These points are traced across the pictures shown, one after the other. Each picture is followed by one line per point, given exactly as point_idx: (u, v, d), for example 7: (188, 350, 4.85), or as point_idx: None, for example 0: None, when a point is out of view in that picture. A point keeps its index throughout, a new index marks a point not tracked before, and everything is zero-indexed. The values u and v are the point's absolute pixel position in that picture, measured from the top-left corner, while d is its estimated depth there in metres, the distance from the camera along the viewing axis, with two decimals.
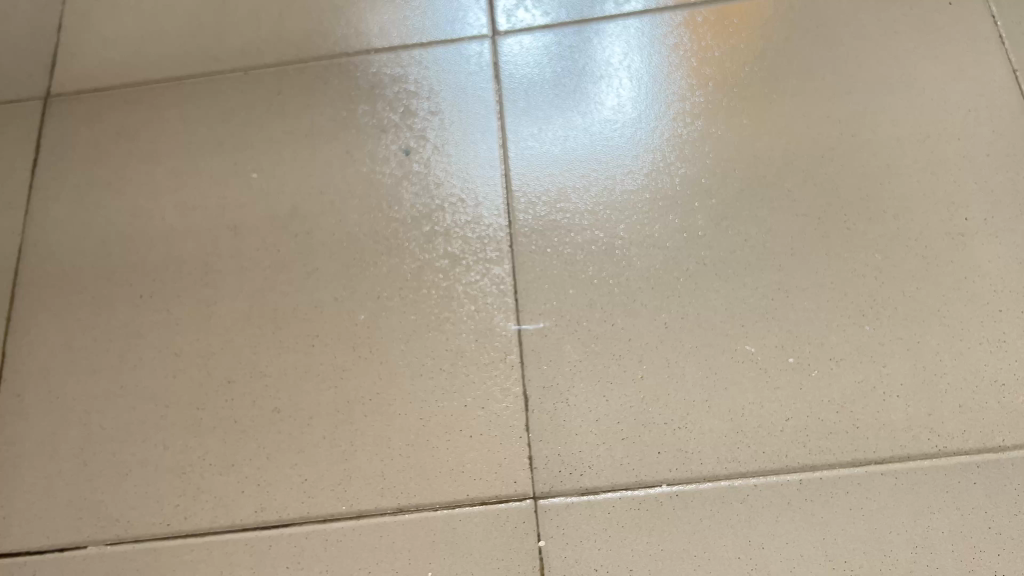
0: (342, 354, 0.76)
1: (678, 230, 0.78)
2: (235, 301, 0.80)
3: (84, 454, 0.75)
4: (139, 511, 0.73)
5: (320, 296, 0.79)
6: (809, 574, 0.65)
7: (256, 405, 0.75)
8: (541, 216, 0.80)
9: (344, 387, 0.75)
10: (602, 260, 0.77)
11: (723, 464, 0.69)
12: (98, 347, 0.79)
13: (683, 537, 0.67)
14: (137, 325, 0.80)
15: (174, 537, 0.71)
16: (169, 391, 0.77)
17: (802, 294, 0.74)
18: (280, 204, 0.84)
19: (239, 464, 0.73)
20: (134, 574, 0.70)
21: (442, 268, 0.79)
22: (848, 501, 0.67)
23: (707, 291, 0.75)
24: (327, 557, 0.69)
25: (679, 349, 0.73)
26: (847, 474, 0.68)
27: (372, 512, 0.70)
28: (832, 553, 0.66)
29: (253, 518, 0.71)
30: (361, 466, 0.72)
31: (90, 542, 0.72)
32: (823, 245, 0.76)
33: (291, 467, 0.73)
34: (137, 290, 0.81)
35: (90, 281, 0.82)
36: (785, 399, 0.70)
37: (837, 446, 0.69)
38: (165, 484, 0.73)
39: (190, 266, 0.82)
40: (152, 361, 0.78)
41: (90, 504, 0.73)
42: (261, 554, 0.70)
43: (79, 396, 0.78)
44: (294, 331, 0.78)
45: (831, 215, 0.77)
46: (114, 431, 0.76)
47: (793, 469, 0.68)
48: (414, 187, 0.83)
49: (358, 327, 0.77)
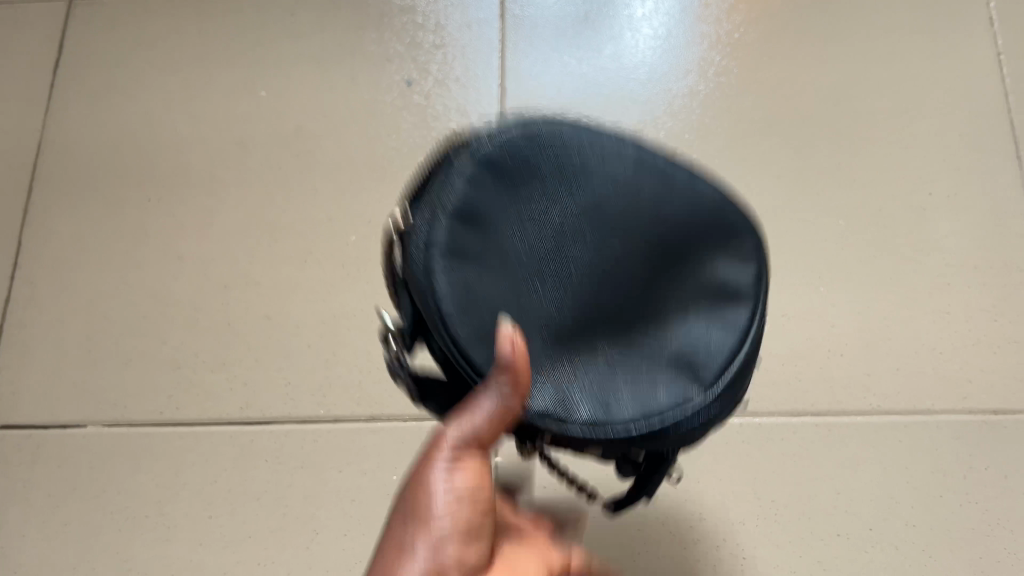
0: (332, 270, 0.82)
1: None
2: (236, 213, 0.85)
3: (89, 342, 0.82)
4: (135, 397, 0.79)
5: (316, 214, 0.84)
6: (737, 509, 0.71)
7: (250, 311, 0.81)
8: None
9: (331, 303, 0.81)
10: None
11: None
12: (108, 244, 0.85)
13: None
14: (144, 227, 0.85)
15: (167, 425, 0.78)
16: (170, 291, 0.83)
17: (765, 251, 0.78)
18: (285, 123, 0.88)
19: (229, 364, 0.80)
20: (128, 453, 0.77)
21: None
22: (783, 446, 0.72)
23: None
24: (303, 455, 0.76)
25: None
26: (785, 422, 0.73)
27: (347, 418, 0.77)
28: (761, 492, 0.71)
29: (239, 413, 0.78)
30: (340, 375, 0.78)
31: (89, 422, 0.79)
32: (792, 206, 0.80)
33: (277, 370, 0.79)
34: (146, 194, 0.87)
35: (102, 181, 0.88)
36: None
37: (778, 395, 0.74)
38: (160, 376, 0.80)
39: (196, 175, 0.87)
40: (156, 261, 0.84)
41: (91, 388, 0.80)
42: (243, 447, 0.77)
43: (87, 288, 0.84)
44: (289, 245, 0.83)
45: (803, 178, 0.81)
46: (118, 323, 0.82)
47: (735, 413, 0.73)
48: (413, 117, 0.87)
49: (349, 248, 0.82)
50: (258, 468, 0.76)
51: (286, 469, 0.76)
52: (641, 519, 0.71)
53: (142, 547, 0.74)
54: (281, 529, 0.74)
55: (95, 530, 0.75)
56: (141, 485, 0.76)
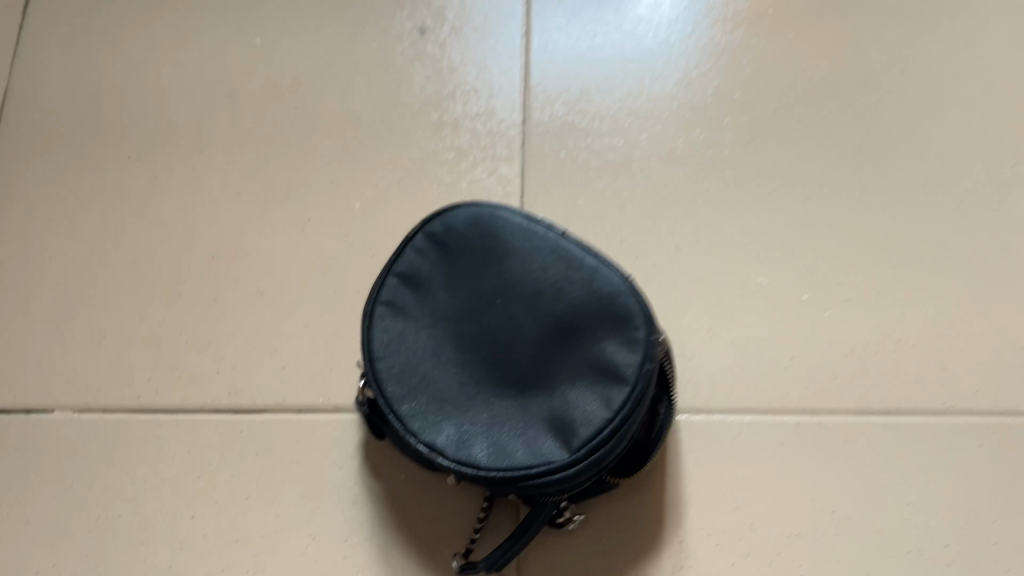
0: (333, 241, 0.72)
1: (704, 145, 0.72)
2: (226, 174, 0.75)
3: (58, 316, 0.72)
4: (110, 380, 0.70)
5: (316, 177, 0.75)
6: (793, 520, 0.63)
7: (240, 285, 0.72)
8: (557, 117, 0.74)
9: (332, 277, 0.71)
10: (618, 170, 0.72)
11: (717, 399, 0.65)
12: (81, 206, 0.76)
13: (668, 470, 0.64)
14: (122, 188, 0.76)
15: (144, 411, 0.69)
16: (150, 261, 0.73)
17: (825, 227, 0.69)
18: (282, 74, 0.78)
19: (216, 344, 0.70)
20: (99, 444, 0.68)
21: (446, 161, 0.74)
22: (844, 449, 0.64)
23: (727, 214, 0.70)
24: (299, 449, 0.67)
25: (687, 275, 0.68)
26: (848, 422, 0.65)
27: (350, 408, 0.68)
28: (820, 501, 0.63)
29: (227, 400, 0.69)
30: (341, 359, 0.69)
31: (58, 407, 0.70)
32: (856, 177, 0.70)
33: (270, 352, 0.70)
34: (125, 151, 0.77)
35: (76, 136, 0.78)
36: (792, 336, 0.66)
37: (840, 390, 0.65)
38: (138, 356, 0.71)
39: (182, 131, 0.77)
40: (135, 227, 0.75)
41: (60, 368, 0.71)
42: (231, 439, 0.68)
43: (57, 256, 0.74)
44: (285, 212, 0.74)
45: (869, 146, 0.71)
46: (91, 296, 0.73)
47: (791, 411, 0.65)
48: (426, 70, 0.77)
49: (352, 215, 0.73)
50: (247, 463, 0.67)
51: (279, 465, 0.67)
52: (684, 530, 0.63)
53: (115, 551, 0.65)
54: (273, 534, 0.65)
55: (62, 531, 0.66)
56: (115, 480, 0.67)
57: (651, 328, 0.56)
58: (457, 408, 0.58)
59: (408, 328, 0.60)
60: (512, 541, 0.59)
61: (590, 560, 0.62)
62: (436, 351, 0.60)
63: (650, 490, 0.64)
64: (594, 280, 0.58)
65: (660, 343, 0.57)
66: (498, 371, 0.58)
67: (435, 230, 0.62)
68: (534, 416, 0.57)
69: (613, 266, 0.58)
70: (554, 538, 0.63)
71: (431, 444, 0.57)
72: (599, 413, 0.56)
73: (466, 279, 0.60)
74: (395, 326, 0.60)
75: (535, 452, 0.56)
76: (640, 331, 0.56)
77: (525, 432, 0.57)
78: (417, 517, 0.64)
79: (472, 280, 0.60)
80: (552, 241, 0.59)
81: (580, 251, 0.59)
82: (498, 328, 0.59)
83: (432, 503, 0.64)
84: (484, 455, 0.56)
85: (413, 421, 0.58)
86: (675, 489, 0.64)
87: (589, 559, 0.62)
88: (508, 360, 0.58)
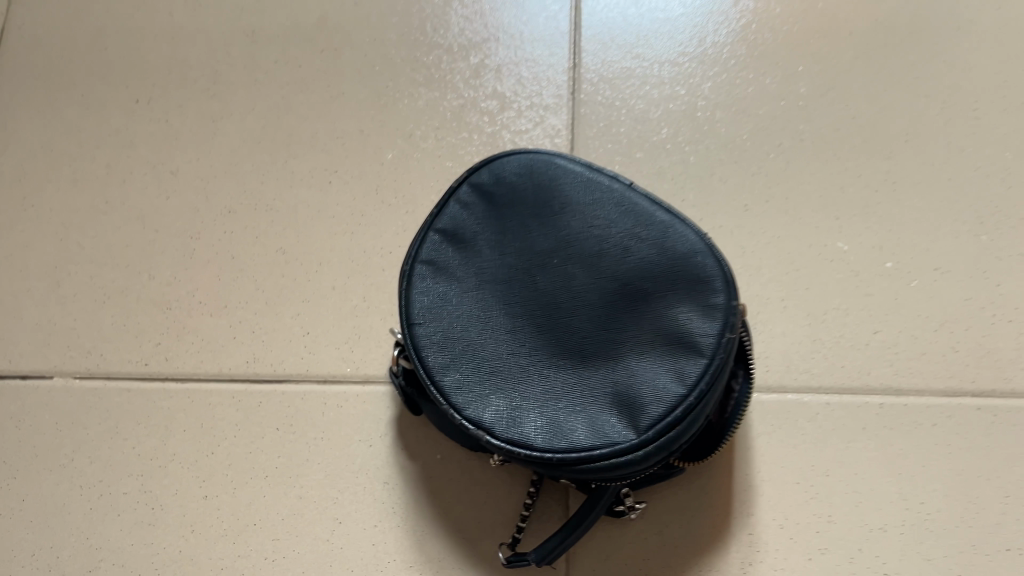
0: (362, 195, 0.65)
1: (775, 96, 0.65)
2: (245, 121, 0.68)
3: (58, 273, 0.66)
4: (115, 344, 0.64)
5: (344, 125, 0.67)
6: (878, 513, 0.56)
7: (259, 243, 0.65)
8: (611, 64, 0.67)
9: (361, 235, 0.64)
10: (681, 119, 0.65)
11: (792, 376, 0.59)
12: (84, 154, 0.69)
13: (737, 454, 0.58)
14: (130, 134, 0.69)
15: (153, 379, 0.62)
16: (159, 214, 0.67)
17: (910, 188, 0.62)
18: (307, 13, 0.71)
19: (232, 307, 0.64)
20: (102, 414, 0.62)
21: (488, 111, 0.67)
22: (934, 435, 0.57)
23: (801, 173, 0.63)
24: (324, 424, 0.60)
25: (758, 238, 0.62)
26: (938, 404, 0.58)
27: (380, 379, 0.61)
28: (907, 492, 0.56)
29: (244, 369, 0.62)
30: (371, 325, 0.62)
31: (57, 373, 0.63)
32: (945, 133, 0.63)
33: (292, 317, 0.63)
34: (133, 94, 0.70)
35: (79, 76, 0.71)
36: (874, 308, 0.60)
37: (929, 369, 0.59)
38: (146, 319, 0.64)
39: (196, 73, 0.70)
40: (144, 177, 0.68)
41: (59, 330, 0.64)
42: (248, 411, 0.61)
43: (58, 207, 0.67)
44: (309, 163, 0.67)
45: (959, 100, 0.64)
46: (94, 252, 0.66)
47: (874, 391, 0.58)
48: (465, 10, 0.70)
49: (383, 168, 0.66)
50: (266, 439, 0.60)
51: (301, 441, 0.60)
52: (754, 522, 0.56)
53: (118, 533, 0.59)
54: (294, 517, 0.58)
55: (60, 509, 0.60)
56: (119, 454, 0.61)
57: (731, 292, 0.49)
58: (506, 381, 0.50)
59: (451, 290, 0.53)
60: (567, 531, 0.52)
61: (650, 554, 0.56)
62: (483, 316, 0.52)
63: (718, 476, 0.57)
64: (665, 237, 0.51)
65: (740, 310, 0.50)
66: (554, 339, 0.50)
67: (484, 183, 0.55)
68: (596, 392, 0.49)
69: (686, 222, 0.52)
70: (611, 528, 0.57)
71: (476, 420, 0.50)
72: (672, 387, 0.48)
73: (518, 236, 0.53)
74: (437, 287, 0.53)
75: (598, 432, 0.48)
76: (719, 295, 0.49)
77: (585, 409, 0.49)
78: (456, 501, 0.58)
79: (525, 236, 0.53)
80: (617, 195, 0.53)
81: (649, 206, 0.52)
82: (554, 290, 0.51)
83: (474, 487, 0.58)
84: (538, 434, 0.49)
85: (456, 394, 0.50)
86: (744, 475, 0.57)
87: (649, 552, 0.56)
88: (566, 326, 0.50)
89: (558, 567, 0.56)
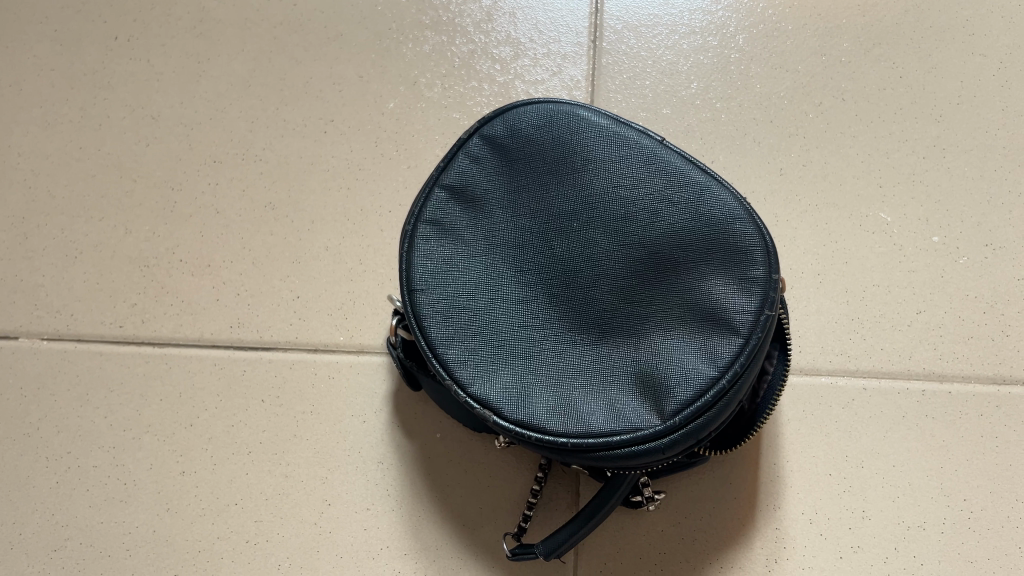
0: (360, 148, 0.60)
1: (815, 50, 0.60)
2: (233, 63, 0.63)
3: (25, 225, 0.60)
4: (86, 304, 0.58)
5: (342, 71, 0.62)
6: (917, 509, 0.51)
7: (247, 197, 0.59)
8: (637, 10, 0.61)
9: (358, 191, 0.59)
10: (711, 73, 0.60)
11: (827, 357, 0.54)
12: (56, 95, 0.63)
13: (765, 442, 0.53)
14: (107, 74, 0.63)
15: (128, 343, 0.57)
16: (138, 163, 0.61)
17: (960, 156, 0.57)
18: None
19: (216, 266, 0.58)
20: (72, 380, 0.57)
21: (500, 58, 0.61)
22: (980, 426, 0.52)
23: (841, 136, 0.58)
24: (314, 396, 0.55)
25: (792, 206, 0.56)
26: (986, 392, 0.53)
27: (376, 350, 0.56)
28: (949, 488, 0.51)
29: (227, 335, 0.57)
30: (367, 290, 0.57)
31: (23, 334, 0.58)
32: (1001, 96, 0.58)
33: (281, 279, 0.57)
34: (111, 31, 0.64)
35: (50, 9, 0.64)
36: (919, 286, 0.55)
37: (976, 354, 0.54)
38: (123, 277, 0.59)
39: (181, 9, 0.64)
40: (121, 123, 0.62)
41: (26, 287, 0.59)
42: (231, 380, 0.56)
43: (27, 152, 0.62)
44: (302, 111, 0.61)
45: (1016, 60, 0.59)
46: (66, 203, 0.60)
47: (916, 376, 0.53)
48: None
49: (385, 119, 0.60)
50: (250, 411, 0.55)
51: (288, 415, 0.55)
52: (781, 516, 0.51)
53: (87, 510, 0.54)
54: (279, 497, 0.53)
55: (24, 483, 0.55)
56: (90, 424, 0.56)
57: (771, 265, 0.44)
58: (517, 356, 0.45)
59: (457, 252, 0.47)
60: (579, 522, 0.47)
61: (666, 547, 0.51)
62: (492, 282, 0.46)
63: (742, 466, 0.52)
64: (701, 201, 0.45)
65: (780, 285, 0.45)
66: (572, 310, 0.45)
67: (498, 134, 0.49)
68: (616, 372, 0.44)
69: (723, 183, 0.46)
70: (623, 519, 0.52)
71: (482, 399, 0.45)
72: (703, 369, 0.43)
73: (535, 195, 0.47)
74: (442, 251, 0.47)
75: (618, 417, 0.43)
76: (758, 268, 0.44)
77: (604, 391, 0.44)
78: (457, 485, 0.53)
79: (542, 196, 0.47)
80: (647, 151, 0.47)
81: (682, 165, 0.46)
82: (574, 257, 0.46)
83: (476, 469, 0.53)
84: (550, 417, 0.44)
85: (460, 370, 0.45)
86: (772, 465, 0.52)
87: (665, 545, 0.51)
88: (585, 298, 0.45)
89: (566, 559, 0.51)
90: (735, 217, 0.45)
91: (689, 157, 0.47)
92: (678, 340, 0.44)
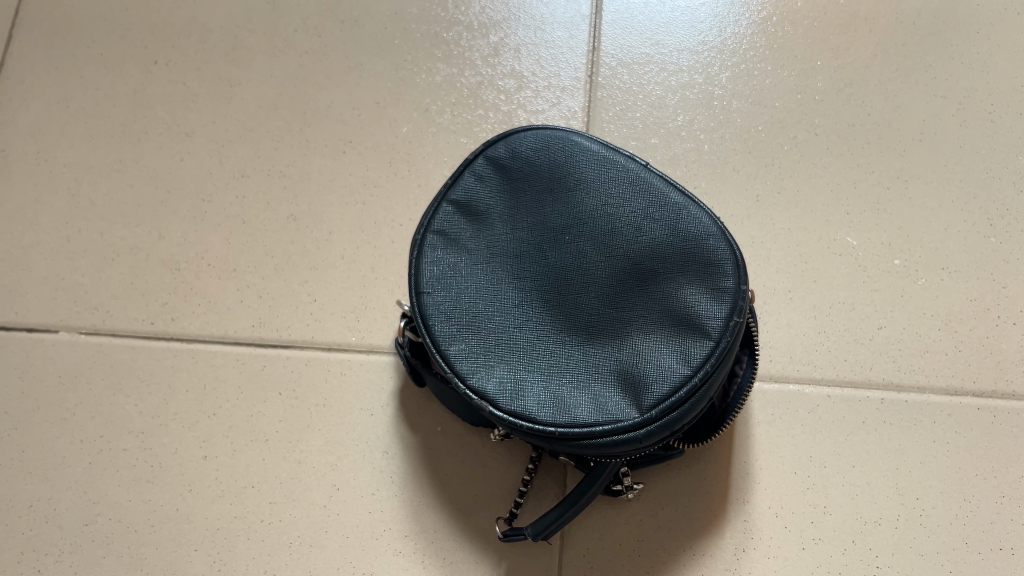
0: (375, 167, 0.66)
1: (792, 90, 0.66)
2: (262, 88, 0.69)
3: (68, 229, 0.66)
4: (121, 302, 0.64)
5: (361, 97, 0.68)
6: (874, 506, 0.56)
7: (270, 209, 0.65)
8: (630, 49, 0.68)
9: (372, 206, 0.64)
10: (697, 108, 0.66)
11: (795, 367, 0.59)
12: (100, 112, 0.69)
13: (737, 442, 0.58)
14: (148, 95, 0.69)
15: (158, 338, 0.63)
16: (173, 175, 0.67)
17: (921, 187, 0.63)
18: None
19: (241, 270, 0.64)
20: (107, 370, 0.62)
21: (505, 89, 0.67)
22: (932, 431, 0.57)
23: (813, 167, 0.64)
24: (327, 390, 0.60)
25: (767, 229, 0.62)
26: (939, 402, 0.58)
27: (384, 350, 0.61)
28: (904, 488, 0.56)
29: (249, 334, 0.62)
30: (378, 296, 0.62)
31: (62, 327, 0.63)
32: (959, 134, 0.64)
33: (300, 284, 0.63)
34: (152, 55, 0.70)
35: (98, 35, 0.71)
36: (880, 304, 0.60)
37: (932, 367, 0.59)
38: (156, 278, 0.64)
39: (215, 37, 0.70)
40: (159, 138, 0.68)
41: (67, 285, 0.64)
42: (253, 374, 0.61)
43: (71, 163, 0.67)
44: (324, 132, 0.67)
45: (973, 102, 0.65)
46: (106, 210, 0.66)
47: (877, 386, 0.58)
48: None
49: (398, 141, 0.66)
50: (268, 402, 0.60)
51: (304, 406, 0.60)
52: (750, 509, 0.56)
53: (116, 488, 0.59)
54: (292, 481, 0.59)
55: (60, 462, 0.60)
56: (121, 411, 0.61)
57: (740, 277, 0.50)
58: (511, 352, 0.50)
59: (461, 260, 0.52)
60: (565, 507, 0.52)
61: (643, 534, 0.56)
62: (493, 287, 0.51)
63: (717, 463, 0.57)
64: (678, 218, 0.51)
65: (748, 296, 0.50)
66: (563, 314, 0.50)
67: (501, 156, 0.54)
68: (600, 369, 0.49)
69: (700, 205, 0.52)
70: (605, 508, 0.57)
71: (479, 390, 0.50)
72: (678, 368, 0.48)
73: (531, 210, 0.53)
74: (448, 258, 0.52)
75: (601, 409, 0.48)
76: (728, 280, 0.49)
77: (589, 385, 0.49)
78: (454, 474, 0.58)
79: (539, 211, 0.52)
80: (632, 175, 0.52)
81: (665, 187, 0.52)
82: (565, 265, 0.51)
83: (473, 460, 0.58)
84: (541, 407, 0.49)
85: (460, 364, 0.50)
86: (743, 463, 0.57)
87: (642, 533, 0.56)
88: (574, 303, 0.50)
89: (552, 543, 0.56)
90: (709, 233, 0.50)
91: (670, 181, 0.53)
92: (657, 340, 0.49)
